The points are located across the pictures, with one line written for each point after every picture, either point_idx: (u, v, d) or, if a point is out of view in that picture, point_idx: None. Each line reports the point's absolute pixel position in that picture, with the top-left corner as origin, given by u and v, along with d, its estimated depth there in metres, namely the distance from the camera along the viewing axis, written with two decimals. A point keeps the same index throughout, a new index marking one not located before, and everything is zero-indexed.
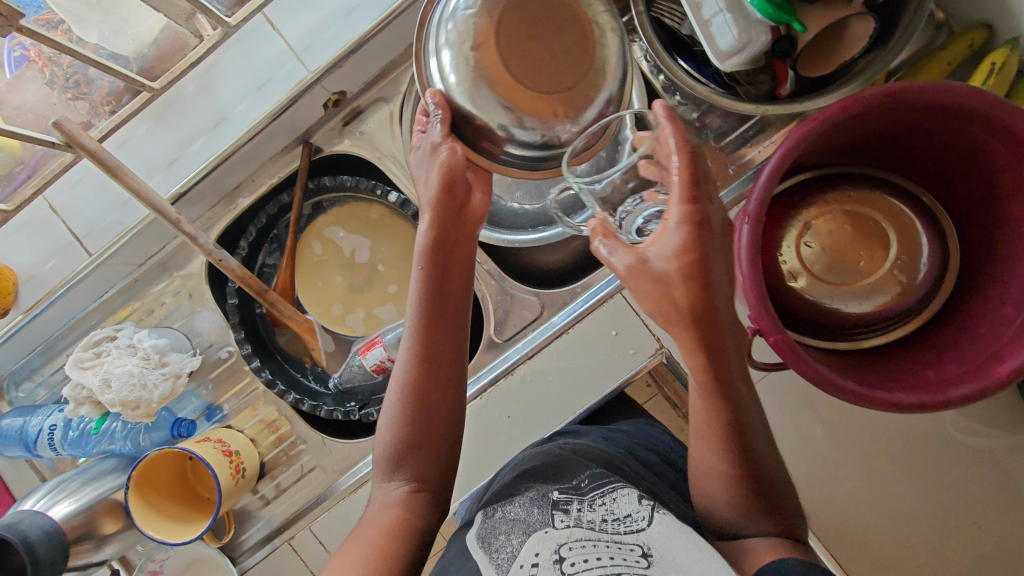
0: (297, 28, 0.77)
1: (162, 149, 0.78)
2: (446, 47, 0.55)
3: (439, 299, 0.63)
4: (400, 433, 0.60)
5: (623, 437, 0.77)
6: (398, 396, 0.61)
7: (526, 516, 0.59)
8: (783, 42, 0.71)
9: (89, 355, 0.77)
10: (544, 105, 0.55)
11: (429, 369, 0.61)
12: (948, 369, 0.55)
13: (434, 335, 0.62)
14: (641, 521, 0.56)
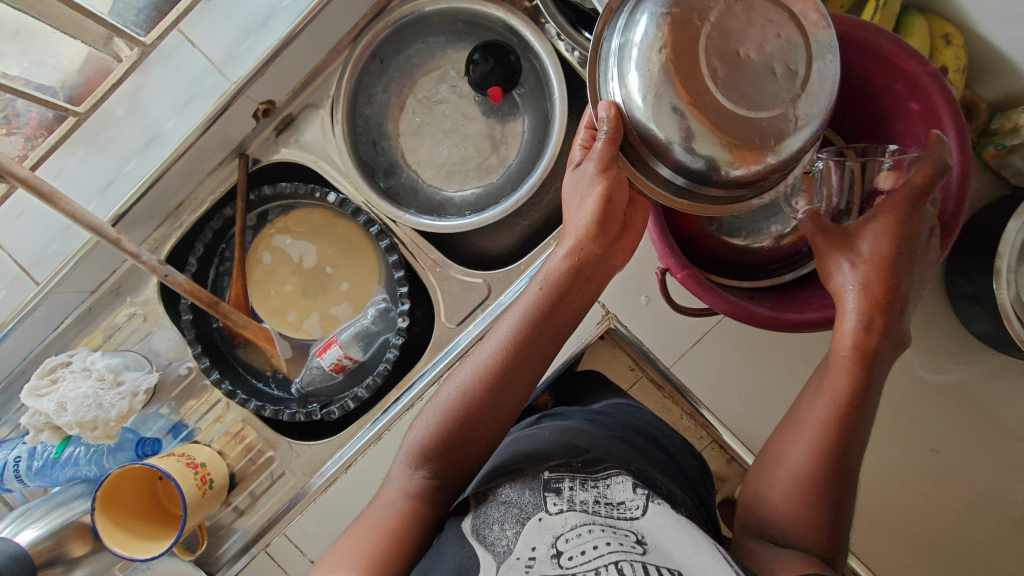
0: (217, 43, 0.79)
1: (98, 173, 0.80)
2: (631, 65, 0.48)
3: (532, 326, 0.62)
4: (434, 432, 0.60)
5: (607, 419, 0.70)
6: (449, 400, 0.62)
7: (518, 501, 0.52)
8: None
9: (45, 382, 0.78)
10: (761, 141, 0.46)
11: (492, 393, 0.60)
12: None
13: (512, 363, 0.61)
14: (635, 509, 0.50)
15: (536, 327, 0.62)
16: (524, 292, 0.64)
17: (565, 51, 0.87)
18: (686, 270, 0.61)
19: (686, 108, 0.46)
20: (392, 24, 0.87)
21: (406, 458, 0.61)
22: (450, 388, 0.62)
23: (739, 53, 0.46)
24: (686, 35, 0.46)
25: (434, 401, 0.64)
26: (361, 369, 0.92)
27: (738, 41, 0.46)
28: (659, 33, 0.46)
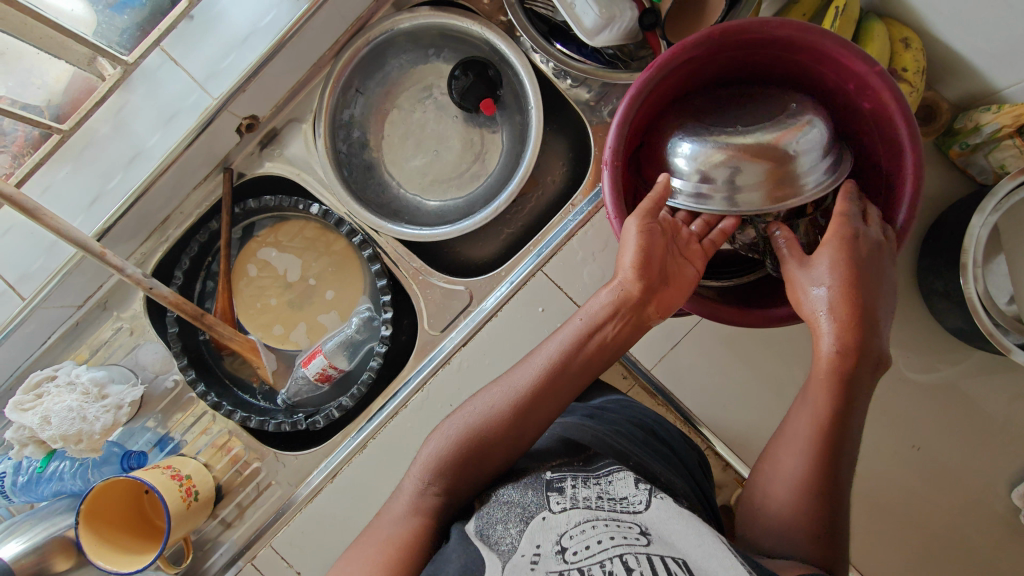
0: (200, 61, 0.82)
1: (82, 189, 0.82)
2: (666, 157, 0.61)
3: (574, 362, 0.59)
4: (451, 450, 0.58)
5: (609, 414, 0.70)
6: (473, 419, 0.59)
7: (522, 501, 0.52)
8: (649, 16, 0.78)
9: (30, 397, 0.79)
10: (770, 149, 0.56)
11: (521, 418, 0.58)
12: None
13: (547, 392, 0.59)
14: (637, 503, 0.50)
15: (574, 363, 0.59)
16: (565, 325, 0.61)
17: (541, 62, 0.89)
18: None
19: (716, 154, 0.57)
20: (373, 40, 0.89)
21: (421, 475, 0.58)
22: (474, 409, 0.60)
23: (731, 116, 0.60)
24: (691, 119, 0.61)
25: (454, 417, 0.61)
26: (347, 379, 0.93)
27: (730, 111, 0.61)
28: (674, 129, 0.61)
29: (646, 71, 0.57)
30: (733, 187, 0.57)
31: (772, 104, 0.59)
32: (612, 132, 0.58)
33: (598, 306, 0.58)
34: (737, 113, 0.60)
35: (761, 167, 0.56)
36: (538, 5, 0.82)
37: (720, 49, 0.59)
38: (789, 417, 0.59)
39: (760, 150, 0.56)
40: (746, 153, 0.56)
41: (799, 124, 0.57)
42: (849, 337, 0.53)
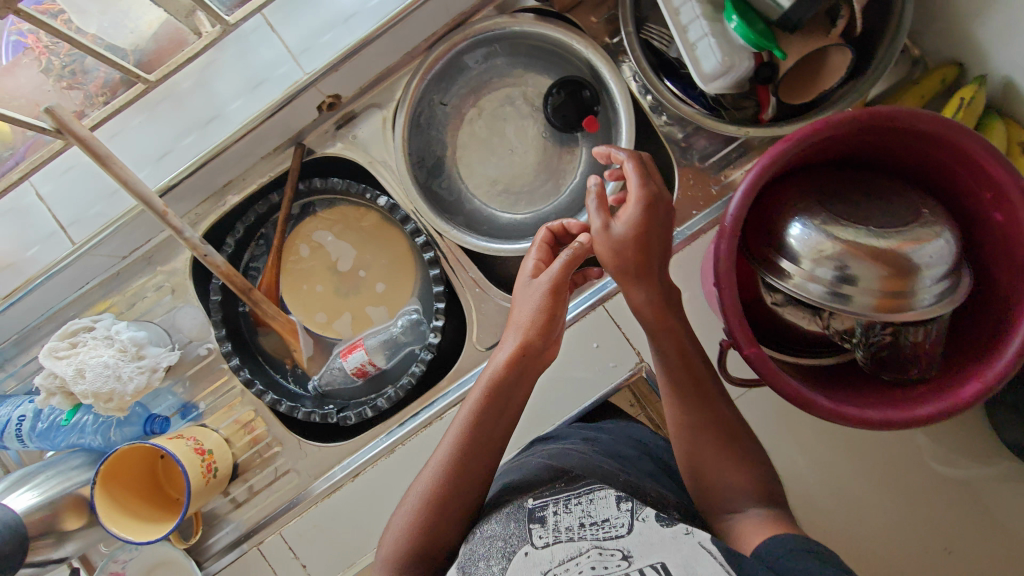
0: (297, 33, 0.78)
1: (152, 143, 0.79)
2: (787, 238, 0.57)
3: (479, 422, 0.65)
4: (408, 533, 0.61)
5: (603, 437, 0.73)
6: (416, 500, 0.63)
7: (505, 535, 0.55)
8: (765, 69, 0.75)
9: (65, 345, 0.76)
10: (899, 257, 0.53)
11: (452, 484, 0.63)
12: (919, 389, 0.57)
13: (465, 455, 0.64)
14: (620, 527, 0.51)
15: (485, 424, 0.65)
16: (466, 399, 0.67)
17: (638, 92, 0.88)
18: (755, 347, 0.54)
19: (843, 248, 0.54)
20: (471, 37, 0.85)
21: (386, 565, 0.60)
22: (411, 495, 0.64)
23: (863, 208, 0.56)
24: (821, 204, 0.57)
25: (406, 499, 0.65)
26: (382, 377, 0.91)
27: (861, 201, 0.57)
28: (801, 211, 0.57)
29: (783, 142, 0.55)
30: (850, 285, 0.54)
31: (906, 206, 0.56)
32: (734, 199, 0.55)
33: (488, 373, 0.68)
34: (866, 206, 0.57)
35: (885, 273, 0.53)
36: (653, 35, 0.80)
37: (859, 130, 0.56)
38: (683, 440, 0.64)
39: (881, 254, 0.53)
40: (869, 255, 0.53)
41: (928, 235, 0.54)
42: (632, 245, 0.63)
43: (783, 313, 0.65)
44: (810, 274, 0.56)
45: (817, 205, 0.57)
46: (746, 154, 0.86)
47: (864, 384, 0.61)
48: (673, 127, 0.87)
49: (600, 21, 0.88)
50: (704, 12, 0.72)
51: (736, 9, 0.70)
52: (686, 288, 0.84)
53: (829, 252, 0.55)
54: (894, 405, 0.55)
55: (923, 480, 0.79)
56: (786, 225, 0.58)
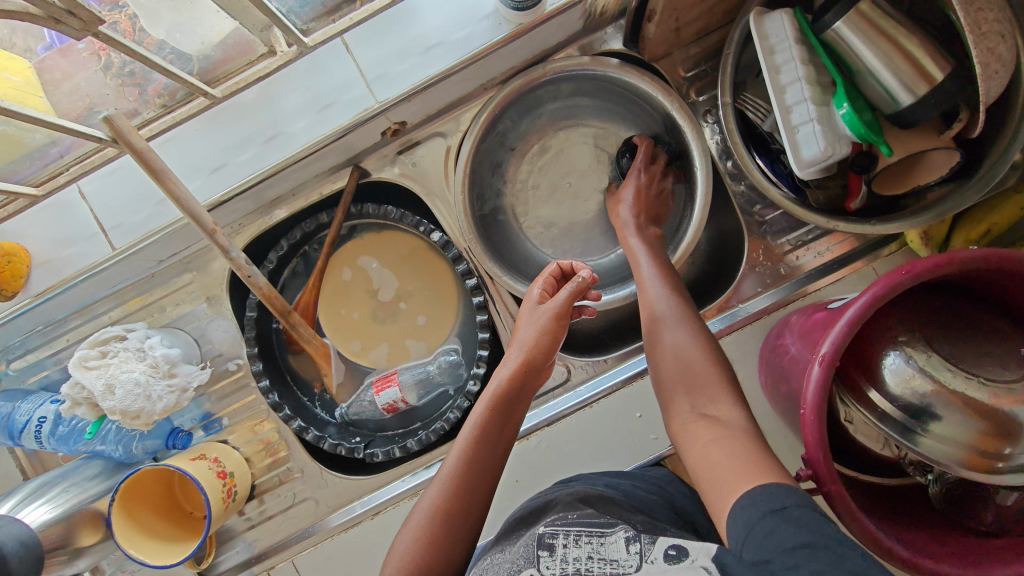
0: (374, 58, 0.75)
1: (208, 154, 0.75)
2: (884, 368, 0.55)
3: (488, 439, 0.64)
4: (414, 560, 0.56)
5: (624, 482, 0.71)
6: (424, 521, 0.59)
7: (512, 559, 0.52)
8: (863, 157, 0.72)
9: (95, 354, 0.73)
10: (999, 415, 0.50)
11: (460, 504, 0.60)
12: (994, 542, 0.53)
13: (472, 474, 0.62)
14: (629, 565, 0.46)
15: (489, 440, 0.64)
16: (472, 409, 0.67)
17: (718, 156, 0.84)
18: (836, 484, 0.51)
19: (939, 393, 0.52)
20: (551, 74, 0.80)
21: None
22: (418, 514, 0.60)
23: (968, 352, 0.53)
24: (924, 339, 0.54)
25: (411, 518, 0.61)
26: (412, 413, 0.88)
27: (966, 342, 0.54)
28: (902, 344, 0.54)
29: (901, 272, 0.50)
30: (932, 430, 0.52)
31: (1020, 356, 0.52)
32: (838, 326, 0.51)
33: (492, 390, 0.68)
34: (972, 349, 0.53)
35: (979, 427, 0.50)
36: (749, 106, 0.77)
37: (983, 269, 0.52)
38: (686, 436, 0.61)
39: (981, 408, 0.50)
40: (964, 405, 0.51)
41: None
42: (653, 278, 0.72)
43: (855, 433, 0.64)
44: (897, 409, 0.53)
45: (918, 340, 0.54)
46: (820, 237, 0.82)
47: (933, 524, 0.58)
48: (749, 199, 0.83)
49: (688, 76, 0.83)
50: (812, 94, 0.67)
51: (848, 96, 0.66)
52: (741, 369, 0.80)
53: (919, 389, 0.52)
54: (970, 560, 0.52)
55: None
56: (879, 353, 0.55)
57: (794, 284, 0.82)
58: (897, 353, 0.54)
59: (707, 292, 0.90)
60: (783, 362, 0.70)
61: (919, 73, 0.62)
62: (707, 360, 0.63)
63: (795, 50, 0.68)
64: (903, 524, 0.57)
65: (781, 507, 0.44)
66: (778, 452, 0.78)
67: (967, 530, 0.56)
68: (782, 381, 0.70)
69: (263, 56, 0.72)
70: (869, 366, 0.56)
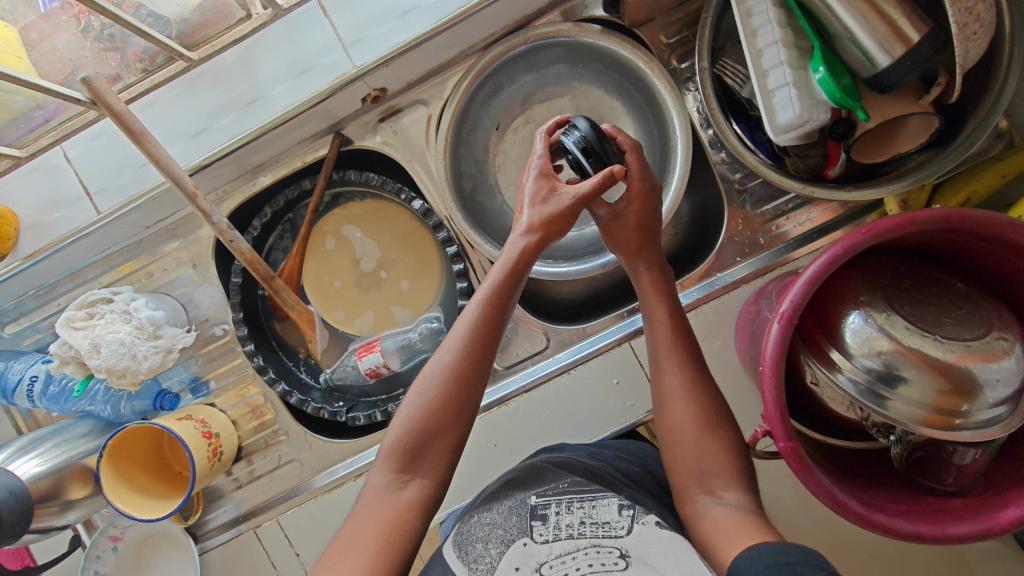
0: (353, 22, 0.76)
1: (190, 118, 0.76)
2: (846, 327, 0.55)
3: (497, 317, 0.64)
4: (418, 423, 0.60)
5: (607, 452, 0.73)
6: (424, 398, 0.61)
7: (504, 526, 0.58)
8: (841, 125, 0.71)
9: (82, 316, 0.75)
10: (953, 372, 0.51)
11: (461, 384, 0.61)
12: (951, 501, 0.55)
13: (485, 338, 0.62)
14: (619, 530, 0.55)
15: (504, 302, 0.64)
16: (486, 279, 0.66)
17: (699, 125, 0.84)
18: (790, 441, 0.52)
19: (899, 352, 0.52)
20: (531, 41, 0.79)
21: (390, 464, 0.59)
22: (423, 386, 0.61)
23: (928, 312, 0.53)
24: (886, 299, 0.54)
25: (413, 391, 0.62)
26: (394, 379, 0.89)
27: (929, 302, 0.54)
28: (864, 304, 0.54)
29: (861, 232, 0.51)
30: (891, 388, 0.52)
31: (979, 318, 0.53)
32: (797, 285, 0.52)
33: (500, 271, 0.65)
34: (934, 310, 0.53)
35: (935, 386, 0.51)
36: (728, 72, 0.77)
37: (946, 229, 0.52)
38: (656, 363, 0.67)
39: (938, 366, 0.51)
40: (922, 363, 0.51)
41: (997, 352, 0.51)
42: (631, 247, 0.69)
43: (821, 395, 0.64)
44: (859, 372, 0.54)
45: (882, 299, 0.54)
46: (802, 206, 0.82)
47: (895, 486, 0.59)
48: (730, 167, 0.83)
49: (670, 42, 0.82)
50: (789, 59, 0.67)
51: (825, 59, 0.66)
52: (718, 336, 0.81)
53: (880, 349, 0.53)
54: (925, 516, 0.53)
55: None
56: (841, 314, 0.56)
57: (774, 253, 0.82)
58: (860, 317, 0.54)
59: (688, 261, 0.90)
60: (755, 327, 0.70)
61: (895, 35, 0.60)
62: (671, 337, 0.67)
63: (773, 13, 0.67)
64: (865, 486, 0.58)
65: (785, 562, 0.45)
66: (753, 418, 0.78)
67: (926, 490, 0.57)
68: (753, 347, 0.70)
69: (240, 20, 0.75)
70: (834, 328, 0.56)
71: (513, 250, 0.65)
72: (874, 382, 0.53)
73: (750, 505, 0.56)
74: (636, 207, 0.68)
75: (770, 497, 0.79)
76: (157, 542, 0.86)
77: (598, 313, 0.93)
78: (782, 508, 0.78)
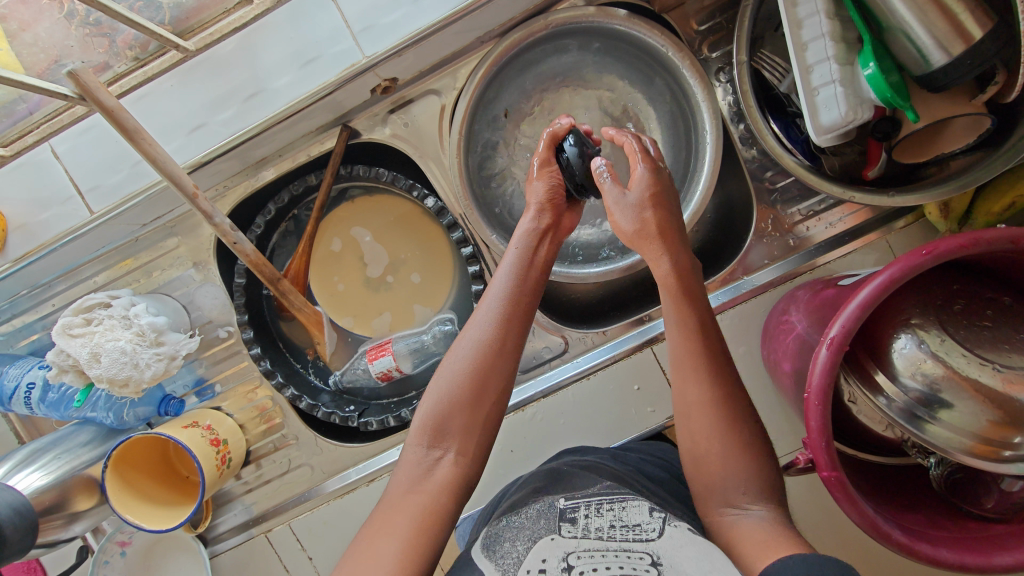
0: (361, 6, 0.70)
1: (186, 111, 0.71)
2: (899, 351, 0.52)
3: (523, 287, 0.62)
4: (447, 396, 0.57)
5: (632, 457, 0.71)
6: (454, 367, 0.58)
7: (530, 529, 0.54)
8: (884, 123, 0.66)
9: (79, 322, 0.71)
10: (1007, 403, 0.48)
11: (492, 355, 0.58)
12: (991, 527, 0.53)
13: (511, 314, 0.60)
14: (651, 532, 0.51)
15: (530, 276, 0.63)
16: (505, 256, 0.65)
17: (729, 119, 0.79)
18: (835, 470, 0.50)
19: (951, 380, 0.49)
20: (553, 26, 0.74)
21: (421, 437, 0.56)
22: (453, 358, 0.59)
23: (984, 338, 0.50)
24: (940, 323, 0.51)
25: (442, 365, 0.59)
26: (405, 382, 0.86)
27: (990, 329, 0.50)
28: (914, 329, 0.52)
29: (920, 253, 0.47)
30: (934, 409, 0.50)
31: None
32: (848, 308, 0.49)
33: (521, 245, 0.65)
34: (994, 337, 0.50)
35: (986, 414, 0.49)
36: (766, 65, 0.72)
37: (1009, 250, 0.49)
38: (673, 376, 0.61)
39: (990, 395, 0.48)
40: (975, 391, 0.49)
41: None
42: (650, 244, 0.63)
43: (857, 412, 0.63)
44: (902, 396, 0.52)
45: (935, 325, 0.52)
46: (834, 207, 0.78)
47: (935, 509, 0.57)
48: (761, 165, 0.79)
49: (701, 29, 0.77)
50: (837, 53, 0.62)
51: (875, 54, 0.61)
52: (743, 342, 0.78)
53: (929, 374, 0.50)
54: (967, 543, 0.51)
55: None
56: (890, 335, 0.53)
57: (802, 256, 0.79)
58: (915, 350, 0.51)
59: (711, 262, 0.87)
60: (786, 338, 0.67)
61: (956, 31, 0.55)
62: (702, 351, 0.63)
63: (820, 3, 0.62)
64: (901, 507, 0.57)
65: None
66: (778, 428, 0.76)
67: (966, 515, 0.55)
68: (785, 359, 0.67)
69: (239, 4, 0.71)
70: (885, 351, 0.53)
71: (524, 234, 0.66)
72: (917, 407, 0.51)
73: (774, 500, 0.54)
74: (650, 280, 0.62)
75: (799, 508, 0.76)
76: (165, 547, 0.85)
77: (616, 316, 0.90)
78: (810, 518, 0.76)
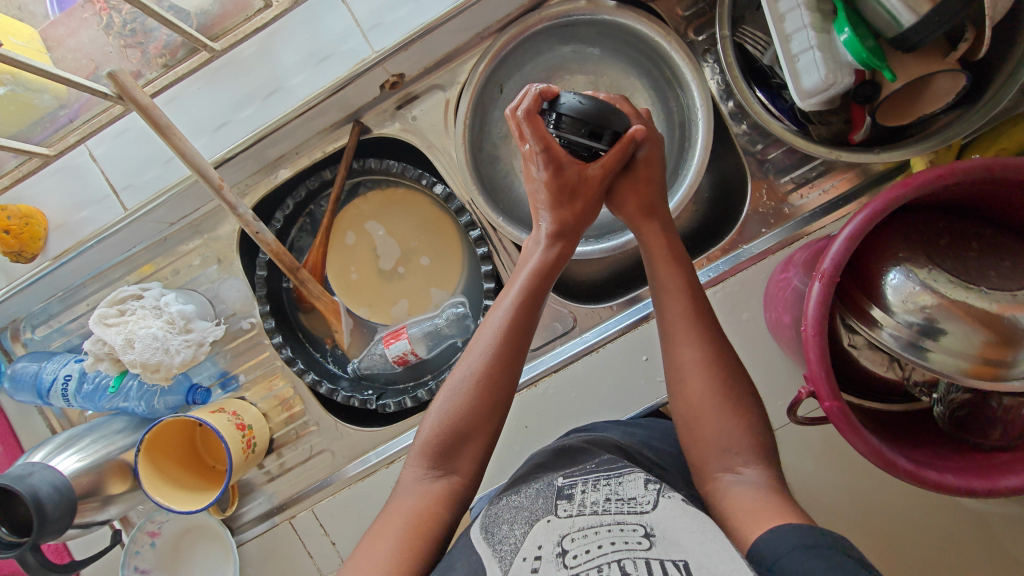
0: (369, 8, 0.76)
1: (213, 111, 0.77)
2: (893, 283, 0.54)
3: (523, 317, 0.62)
4: (447, 424, 0.58)
5: (642, 434, 0.71)
6: (452, 401, 0.59)
7: (528, 508, 0.52)
8: (866, 87, 0.69)
9: (114, 312, 0.76)
10: (994, 324, 0.51)
11: (491, 383, 0.59)
12: (999, 455, 0.54)
13: (512, 340, 0.60)
14: (646, 504, 0.49)
15: (537, 300, 0.63)
16: (512, 281, 0.65)
17: (718, 97, 0.84)
18: (836, 399, 0.52)
19: (942, 306, 0.52)
20: (547, 21, 0.79)
21: (421, 460, 0.58)
22: (454, 385, 0.60)
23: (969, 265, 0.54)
24: (927, 255, 0.54)
25: (445, 389, 0.61)
26: (421, 366, 0.89)
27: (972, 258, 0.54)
28: (904, 262, 0.54)
29: (899, 186, 0.50)
30: (931, 337, 0.52)
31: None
32: (837, 242, 0.51)
33: (525, 278, 0.64)
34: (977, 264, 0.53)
35: (978, 336, 0.51)
36: (748, 39, 0.77)
37: (984, 181, 0.52)
38: (671, 340, 0.63)
39: (980, 317, 0.51)
40: (965, 315, 0.51)
41: None
42: (653, 229, 0.67)
43: (860, 357, 0.64)
44: (900, 327, 0.53)
45: (923, 259, 0.54)
46: (825, 174, 0.81)
47: (943, 445, 0.58)
48: (751, 138, 0.82)
49: (686, 15, 0.82)
50: (813, 21, 0.66)
51: (849, 20, 0.65)
52: (747, 308, 0.80)
53: (922, 303, 0.52)
54: (973, 470, 0.53)
55: (992, 548, 0.72)
56: (880, 271, 0.55)
57: (798, 222, 0.81)
58: (909, 284, 0.53)
59: (710, 238, 0.90)
60: (785, 294, 0.70)
61: None
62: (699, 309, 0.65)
63: None
64: (910, 445, 0.58)
65: (815, 546, 0.43)
66: (784, 389, 0.78)
67: (973, 446, 0.57)
68: (785, 313, 0.69)
69: (259, 10, 0.76)
70: (879, 285, 0.55)
71: (537, 263, 0.65)
72: (913, 336, 0.53)
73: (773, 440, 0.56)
74: (647, 248, 0.67)
75: (811, 468, 0.77)
76: (193, 538, 0.87)
77: (622, 295, 0.93)
78: (824, 478, 0.76)
